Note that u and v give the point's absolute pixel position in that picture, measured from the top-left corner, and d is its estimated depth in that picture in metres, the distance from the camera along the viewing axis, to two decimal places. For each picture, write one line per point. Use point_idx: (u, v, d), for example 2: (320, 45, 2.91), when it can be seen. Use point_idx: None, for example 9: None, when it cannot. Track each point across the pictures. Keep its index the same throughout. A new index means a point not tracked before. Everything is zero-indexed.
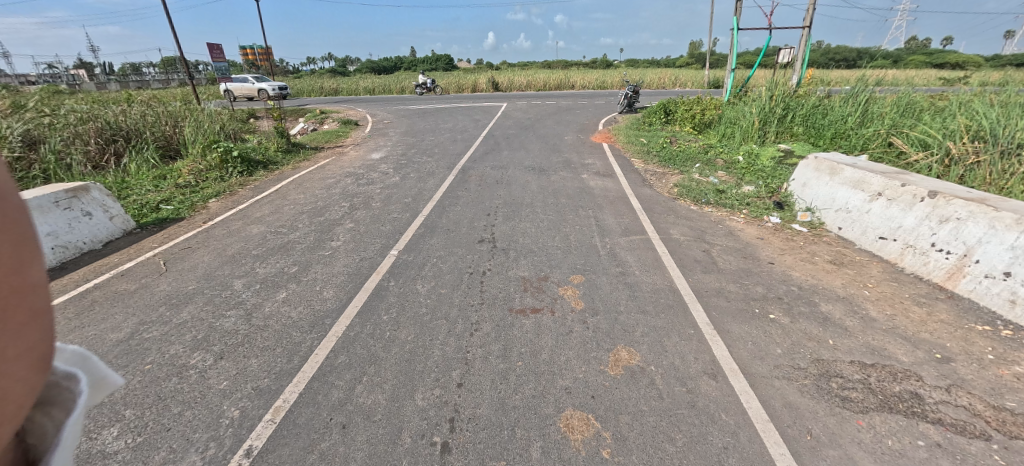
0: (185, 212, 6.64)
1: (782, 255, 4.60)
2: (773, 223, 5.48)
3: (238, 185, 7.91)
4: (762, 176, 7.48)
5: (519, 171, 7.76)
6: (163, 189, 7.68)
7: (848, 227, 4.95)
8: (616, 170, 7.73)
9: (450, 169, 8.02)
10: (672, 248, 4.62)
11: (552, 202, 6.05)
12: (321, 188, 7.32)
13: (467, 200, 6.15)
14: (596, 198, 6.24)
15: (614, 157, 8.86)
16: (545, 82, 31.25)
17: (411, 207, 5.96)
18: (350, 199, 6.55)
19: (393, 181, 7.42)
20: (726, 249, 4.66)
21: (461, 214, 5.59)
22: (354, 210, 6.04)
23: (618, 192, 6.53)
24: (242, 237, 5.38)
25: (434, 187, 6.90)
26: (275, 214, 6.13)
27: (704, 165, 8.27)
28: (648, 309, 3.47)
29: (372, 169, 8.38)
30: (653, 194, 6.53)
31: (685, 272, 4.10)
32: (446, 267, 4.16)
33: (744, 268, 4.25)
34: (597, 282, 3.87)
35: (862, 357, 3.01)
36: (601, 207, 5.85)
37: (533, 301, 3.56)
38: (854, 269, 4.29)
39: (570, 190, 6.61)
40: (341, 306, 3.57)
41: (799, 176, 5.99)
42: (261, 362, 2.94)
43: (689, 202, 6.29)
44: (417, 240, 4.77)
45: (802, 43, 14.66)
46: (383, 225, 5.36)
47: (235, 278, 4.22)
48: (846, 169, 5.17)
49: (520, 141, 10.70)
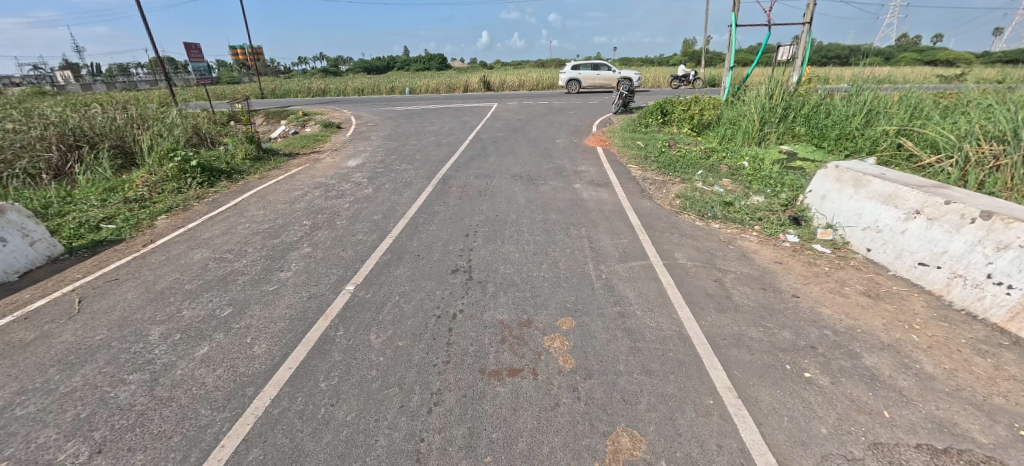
0: (127, 231, 5.89)
1: (807, 284, 3.93)
2: (790, 241, 4.82)
3: (194, 199, 7.16)
4: (770, 185, 6.82)
5: (505, 180, 7.06)
6: (109, 204, 6.92)
7: (878, 249, 4.32)
8: (612, 179, 7.05)
9: (430, 178, 7.29)
10: (678, 278, 3.94)
11: (541, 218, 5.36)
12: (285, 201, 6.57)
13: (444, 217, 5.43)
14: (589, 213, 5.55)
15: (609, 163, 8.19)
16: (538, 81, 30.62)
17: (378, 226, 5.23)
18: (313, 216, 5.80)
19: (365, 193, 6.67)
20: (742, 278, 3.99)
21: (435, 235, 4.87)
22: (313, 229, 5.31)
23: (614, 205, 5.86)
24: (179, 266, 4.63)
25: (410, 200, 6.16)
26: (226, 235, 5.37)
27: (707, 171, 7.54)
28: (654, 369, 2.78)
29: (345, 179, 7.63)
30: (652, 207, 5.86)
31: (697, 312, 3.41)
32: (409, 308, 3.45)
33: (764, 304, 3.58)
34: (591, 329, 3.18)
35: (931, 437, 2.33)
36: (595, 224, 5.16)
37: (512, 359, 2.86)
38: (892, 304, 3.63)
39: (561, 203, 5.91)
40: (272, 366, 2.85)
41: (816, 187, 5.32)
42: (147, 461, 2.22)
43: (694, 216, 5.62)
44: (380, 271, 4.05)
45: (802, 41, 14.08)
46: (343, 250, 4.63)
47: (153, 325, 3.49)
48: (873, 181, 4.52)
49: (508, 146, 9.97)
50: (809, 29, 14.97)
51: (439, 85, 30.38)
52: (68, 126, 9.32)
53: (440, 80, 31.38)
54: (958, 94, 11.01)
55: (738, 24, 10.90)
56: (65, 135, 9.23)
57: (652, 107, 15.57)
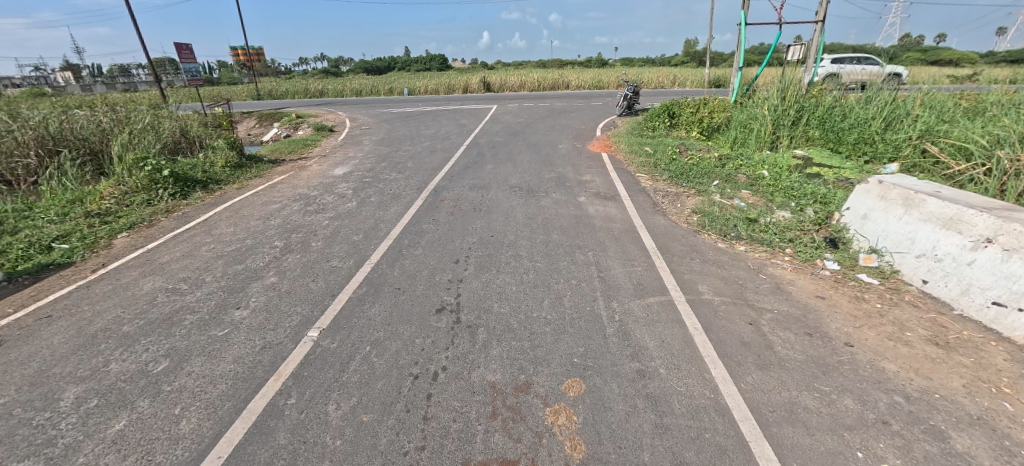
0: (80, 252, 5.27)
1: (859, 328, 3.30)
2: (830, 269, 4.19)
3: (163, 213, 6.53)
4: (795, 199, 6.19)
5: (503, 192, 6.41)
6: (68, 219, 6.29)
7: (937, 281, 3.67)
8: (621, 190, 6.42)
9: (420, 189, 6.64)
10: (706, 321, 3.30)
11: (542, 239, 4.72)
12: (259, 217, 5.94)
13: (433, 238, 4.79)
14: (596, 232, 4.91)
15: (616, 172, 7.55)
16: (539, 82, 29.99)
17: (357, 248, 4.60)
18: (287, 235, 5.16)
19: (348, 207, 6.03)
20: (781, 320, 3.36)
21: (421, 261, 4.22)
22: (285, 252, 4.68)
23: (625, 222, 5.22)
24: (124, 299, 4.00)
25: (396, 216, 5.52)
26: (186, 260, 4.75)
27: (723, 181, 6.89)
28: (688, 460, 2.14)
29: (329, 189, 6.99)
30: (667, 224, 5.23)
31: (735, 370, 2.77)
32: (382, 366, 2.81)
33: (813, 358, 2.93)
34: (604, 396, 2.54)
35: None
36: (603, 248, 4.52)
37: (504, 446, 2.22)
38: (969, 357, 2.98)
39: (564, 220, 5.26)
40: (199, 454, 2.23)
41: (856, 204, 4.67)
42: None
43: (715, 236, 4.98)
44: (352, 312, 3.41)
45: (815, 40, 13.44)
46: (313, 280, 3.99)
47: (71, 384, 2.87)
48: (928, 201, 3.86)
49: (507, 152, 9.34)
50: (820, 29, 14.36)
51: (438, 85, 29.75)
52: (48, 129, 8.73)
53: (438, 81, 30.74)
54: (982, 96, 10.41)
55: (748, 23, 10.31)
56: (44, 139, 8.63)
57: (658, 108, 14.89)
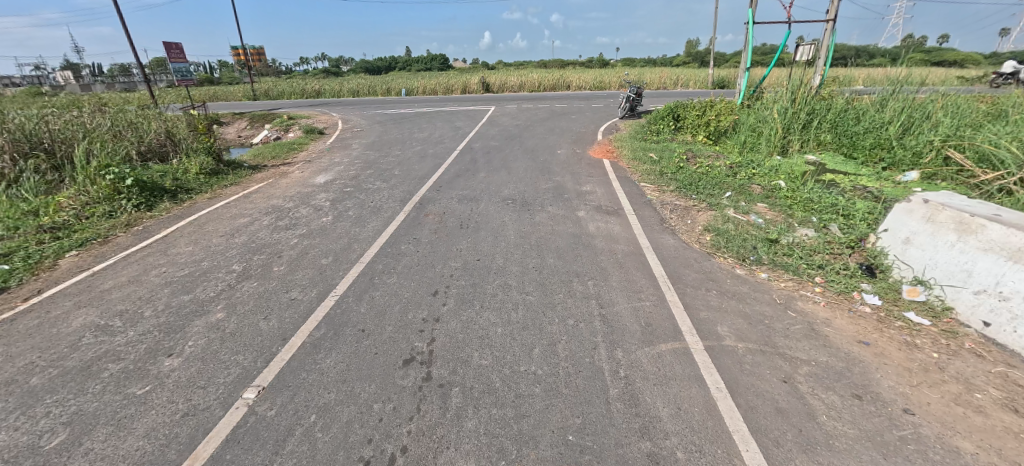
0: (17, 273, 4.66)
1: (918, 388, 2.71)
2: (870, 306, 3.60)
3: (122, 227, 5.94)
4: (817, 214, 5.60)
5: (495, 205, 5.82)
6: (15, 233, 5.67)
7: (1003, 325, 3.07)
8: (625, 204, 5.82)
9: (404, 201, 6.05)
10: (732, 379, 2.70)
11: (537, 265, 4.12)
12: (223, 233, 5.35)
13: (411, 262, 4.19)
14: (598, 255, 4.31)
15: (619, 182, 6.95)
16: (539, 83, 29.42)
17: (323, 276, 4.01)
18: (249, 257, 4.57)
19: (322, 222, 5.43)
20: (822, 378, 2.76)
21: (394, 293, 3.63)
22: (241, 279, 4.09)
23: (630, 242, 4.63)
24: (45, 339, 3.41)
25: (373, 234, 4.92)
26: (130, 287, 4.17)
27: (736, 193, 6.28)
28: None
29: (306, 200, 6.40)
30: (678, 245, 4.64)
31: (774, 456, 2.17)
32: (326, 446, 2.22)
33: (867, 435, 2.34)
34: None
35: None
36: (605, 276, 3.92)
37: None
38: None
39: (561, 240, 4.67)
40: None
41: (895, 226, 4.08)
42: None
43: (733, 259, 4.38)
44: (303, 364, 2.82)
45: (826, 40, 12.84)
46: (265, 317, 3.40)
47: None
48: (988, 226, 3.26)
49: (502, 158, 8.74)
50: (831, 29, 13.78)
51: (437, 84, 29.17)
52: (23, 132, 8.16)
53: (437, 81, 30.18)
54: (1006, 98, 9.82)
55: (756, 21, 9.83)
56: (17, 142, 8.05)
57: (662, 110, 14.25)
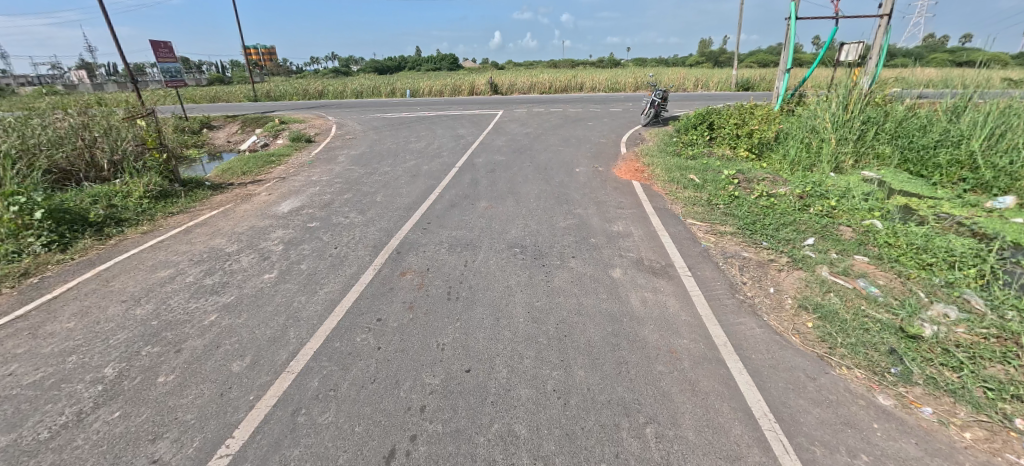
0: None
1: None
2: None
3: (14, 279, 4.52)
4: (939, 274, 3.99)
5: (497, 256, 4.34)
6: None
7: None
8: (675, 256, 4.31)
9: (379, 247, 4.59)
10: None
11: (561, 385, 2.61)
12: (130, 297, 3.94)
13: (365, 375, 2.70)
14: (652, 363, 2.80)
15: (658, 217, 5.44)
16: (550, 84, 27.90)
17: (224, 402, 2.54)
18: (138, 350, 3.13)
19: (262, 282, 3.98)
20: None
21: (321, 457, 2.16)
22: (102, 402, 2.64)
23: (697, 335, 3.10)
24: None
25: (323, 309, 3.47)
26: None
27: (820, 238, 4.72)
28: None
29: (257, 241, 4.97)
30: (771, 341, 3.09)
31: None
32: None
33: None
34: None
35: None
36: (673, 415, 2.40)
37: None
38: None
39: (593, 328, 3.16)
40: None
41: None
42: None
43: (863, 373, 2.80)
44: None
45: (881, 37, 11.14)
46: None
47: None
48: None
49: (509, 179, 7.27)
50: (884, 25, 12.06)
51: (444, 86, 27.80)
52: None
53: (444, 82, 28.78)
54: None
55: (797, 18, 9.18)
56: None
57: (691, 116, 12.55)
